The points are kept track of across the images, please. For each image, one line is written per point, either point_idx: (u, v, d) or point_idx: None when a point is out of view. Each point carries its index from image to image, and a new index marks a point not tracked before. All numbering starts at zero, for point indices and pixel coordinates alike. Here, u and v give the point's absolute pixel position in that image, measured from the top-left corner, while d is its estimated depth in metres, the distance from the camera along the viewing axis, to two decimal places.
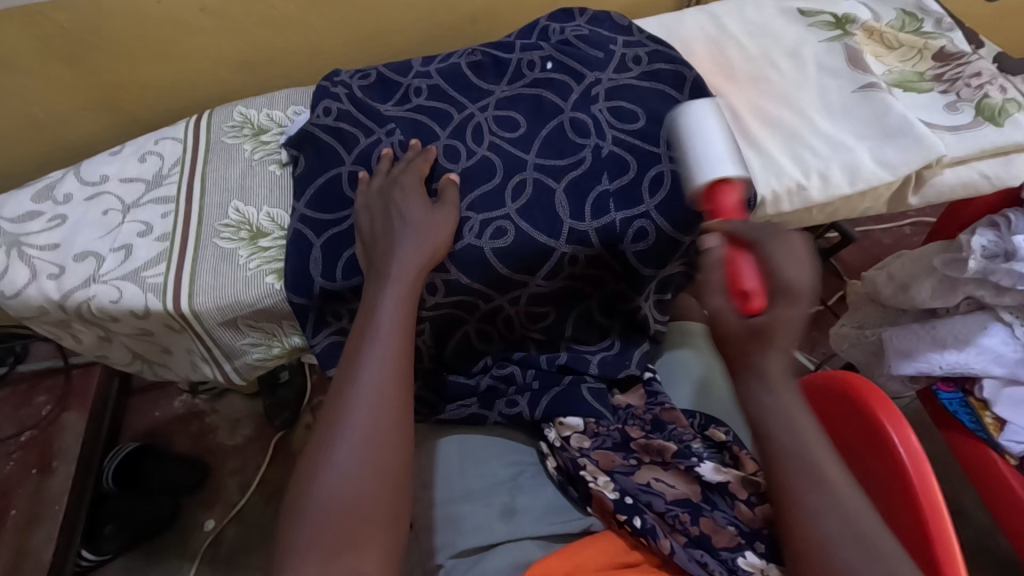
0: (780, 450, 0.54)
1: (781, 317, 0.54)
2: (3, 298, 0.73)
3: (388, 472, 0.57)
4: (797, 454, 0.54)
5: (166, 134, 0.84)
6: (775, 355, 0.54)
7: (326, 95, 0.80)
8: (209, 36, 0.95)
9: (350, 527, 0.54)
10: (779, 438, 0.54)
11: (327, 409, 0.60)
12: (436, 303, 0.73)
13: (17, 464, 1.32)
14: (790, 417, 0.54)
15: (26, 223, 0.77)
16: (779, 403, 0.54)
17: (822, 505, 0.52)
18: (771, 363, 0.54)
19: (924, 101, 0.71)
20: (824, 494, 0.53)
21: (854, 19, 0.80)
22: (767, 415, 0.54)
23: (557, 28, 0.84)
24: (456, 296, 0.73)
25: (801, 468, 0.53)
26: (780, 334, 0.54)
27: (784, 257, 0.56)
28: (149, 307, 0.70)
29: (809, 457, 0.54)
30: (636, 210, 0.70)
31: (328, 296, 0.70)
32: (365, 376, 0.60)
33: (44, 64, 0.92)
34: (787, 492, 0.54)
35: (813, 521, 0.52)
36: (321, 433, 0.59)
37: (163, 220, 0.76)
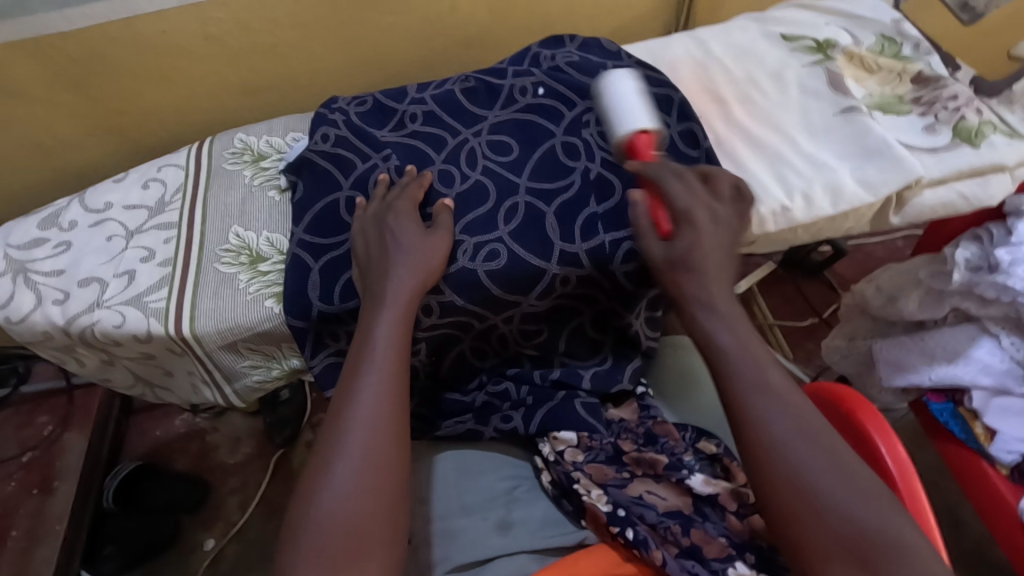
0: (733, 364, 0.59)
1: (698, 242, 0.62)
2: (9, 323, 0.75)
3: (386, 492, 0.58)
4: (742, 363, 0.59)
5: (168, 160, 0.86)
6: (704, 279, 0.61)
7: (325, 122, 0.83)
8: (211, 64, 0.98)
9: (348, 547, 0.55)
10: (725, 351, 0.59)
11: (326, 431, 0.61)
12: (431, 324, 0.75)
13: (19, 484, 1.36)
14: (736, 334, 0.60)
15: (32, 250, 0.79)
16: (722, 321, 0.60)
17: (768, 409, 0.57)
18: (710, 286, 0.61)
19: (903, 123, 0.73)
20: (769, 400, 0.57)
21: (835, 44, 0.82)
22: (716, 334, 0.60)
23: (548, 55, 0.87)
24: (452, 316, 0.74)
25: (748, 380, 0.58)
26: (702, 259, 0.62)
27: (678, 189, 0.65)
28: (151, 331, 0.72)
29: (756, 372, 0.58)
30: (623, 231, 0.71)
31: (326, 318, 0.72)
32: (362, 396, 0.61)
33: (52, 94, 0.95)
34: (738, 403, 0.58)
35: (768, 429, 0.56)
36: (321, 453, 0.60)
37: (166, 246, 0.78)
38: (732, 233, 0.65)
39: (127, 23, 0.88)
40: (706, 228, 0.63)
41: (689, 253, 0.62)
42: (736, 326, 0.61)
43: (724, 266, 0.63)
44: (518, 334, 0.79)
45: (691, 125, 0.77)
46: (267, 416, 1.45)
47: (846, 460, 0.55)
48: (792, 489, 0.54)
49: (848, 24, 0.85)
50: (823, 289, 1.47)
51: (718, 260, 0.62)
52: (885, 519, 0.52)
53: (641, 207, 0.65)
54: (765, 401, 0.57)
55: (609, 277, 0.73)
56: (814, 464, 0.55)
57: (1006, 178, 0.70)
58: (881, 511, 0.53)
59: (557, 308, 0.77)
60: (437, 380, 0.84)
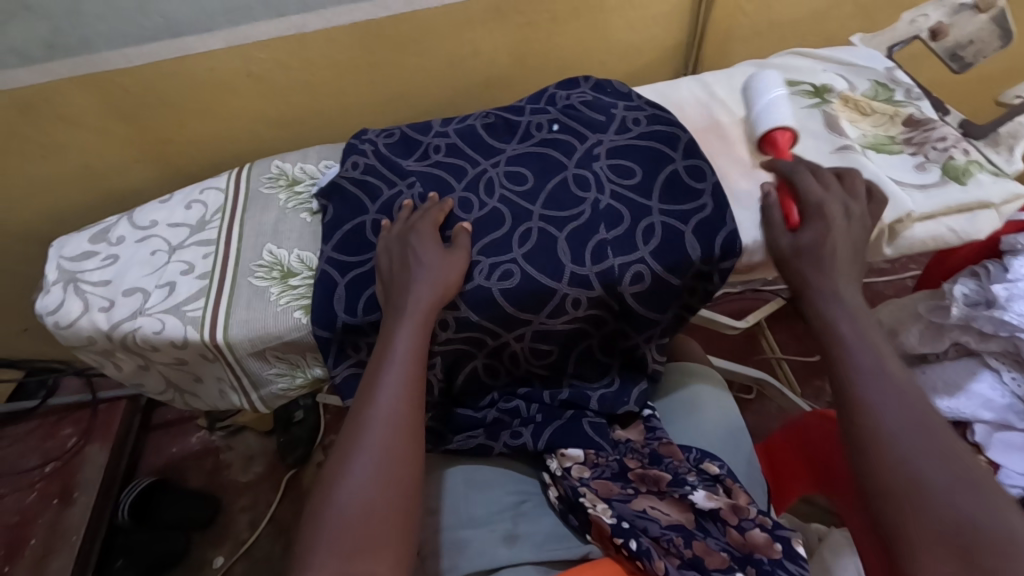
0: (846, 355, 0.63)
1: (823, 232, 0.70)
2: (58, 328, 0.81)
3: (401, 486, 0.62)
4: (857, 353, 0.63)
5: (210, 184, 0.94)
6: (827, 271, 0.68)
7: (355, 151, 0.90)
8: (251, 99, 1.06)
9: (363, 533, 0.58)
10: (838, 339, 0.65)
11: (348, 427, 0.65)
12: (448, 338, 0.79)
13: (40, 494, 1.40)
14: (855, 325, 0.65)
15: (82, 262, 0.86)
16: (845, 311, 0.66)
17: (876, 392, 0.61)
18: (828, 280, 0.68)
19: (894, 161, 0.78)
20: (887, 389, 0.61)
21: (831, 89, 0.87)
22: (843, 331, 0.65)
23: (564, 94, 0.94)
24: (467, 332, 0.78)
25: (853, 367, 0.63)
26: (830, 251, 0.69)
27: (813, 186, 0.74)
28: (187, 337, 0.77)
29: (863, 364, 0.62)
30: (631, 255, 0.76)
31: (349, 330, 0.76)
32: (382, 394, 0.66)
33: (105, 123, 1.03)
34: (853, 388, 0.62)
35: (879, 408, 0.60)
36: (342, 448, 0.64)
37: (204, 260, 0.84)
38: (864, 233, 0.70)
39: (179, 61, 0.98)
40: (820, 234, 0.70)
41: (806, 261, 0.70)
42: (855, 316, 0.66)
43: (852, 275, 0.68)
44: (530, 354, 0.83)
45: (694, 161, 0.82)
46: (281, 436, 1.49)
47: (954, 455, 0.57)
48: (890, 467, 0.57)
49: (843, 71, 0.91)
50: None
51: (845, 254, 0.69)
52: (986, 508, 0.54)
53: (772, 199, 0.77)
54: (873, 385, 0.61)
55: (618, 299, 0.77)
56: (919, 450, 0.57)
57: (993, 214, 0.74)
58: (982, 497, 0.55)
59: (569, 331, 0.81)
60: (452, 395, 0.87)
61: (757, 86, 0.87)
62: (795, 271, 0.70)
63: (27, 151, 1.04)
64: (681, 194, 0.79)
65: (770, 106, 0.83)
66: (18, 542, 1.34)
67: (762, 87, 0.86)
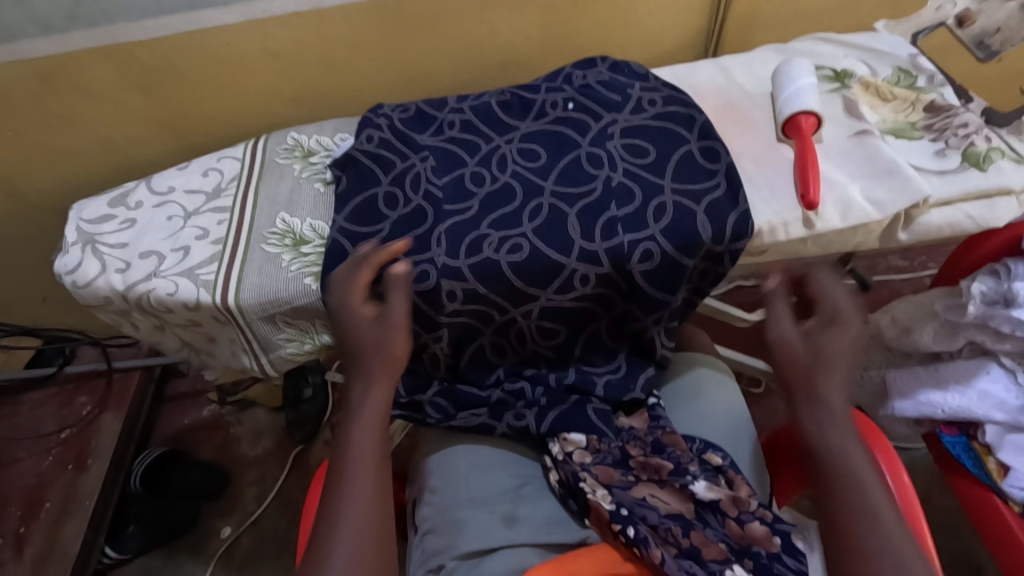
0: (852, 489, 0.59)
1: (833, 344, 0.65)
2: (76, 288, 0.83)
3: None
4: (852, 490, 0.59)
5: (227, 153, 0.95)
6: (831, 383, 0.63)
7: (370, 125, 0.90)
8: (269, 74, 1.07)
9: None
10: (846, 464, 0.60)
11: (318, 533, 0.62)
12: (453, 312, 0.78)
13: (55, 459, 1.43)
14: (848, 450, 0.61)
15: (101, 225, 0.88)
16: (839, 424, 0.62)
17: (873, 537, 0.57)
18: (832, 396, 0.63)
19: (913, 147, 0.77)
20: (881, 536, 0.57)
21: (852, 74, 0.86)
22: (852, 456, 0.60)
23: (580, 74, 0.93)
24: (473, 307, 0.78)
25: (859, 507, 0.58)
26: (834, 365, 0.64)
27: (828, 283, 0.70)
28: (200, 300, 0.78)
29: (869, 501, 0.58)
30: (641, 233, 0.75)
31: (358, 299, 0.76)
32: (349, 504, 0.63)
33: (126, 95, 1.05)
34: (847, 530, 0.58)
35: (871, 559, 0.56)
36: (314, 557, 0.60)
37: (219, 226, 0.85)
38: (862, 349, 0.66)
39: (198, 34, 0.99)
40: (820, 335, 0.65)
41: (812, 366, 0.64)
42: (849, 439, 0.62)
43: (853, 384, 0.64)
44: (536, 334, 0.82)
45: (710, 143, 0.82)
46: (289, 413, 1.49)
47: None
48: None
49: (865, 56, 0.89)
50: None
51: (846, 368, 0.64)
52: None
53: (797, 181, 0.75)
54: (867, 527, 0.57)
55: (626, 276, 0.76)
56: None
57: (1013, 201, 0.72)
58: None
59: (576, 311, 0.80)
60: (456, 369, 0.86)
61: (788, 70, 0.84)
62: (794, 376, 0.65)
63: (50, 122, 1.06)
64: (694, 175, 0.78)
65: (799, 90, 0.81)
66: (33, 505, 1.37)
67: (790, 74, 0.84)
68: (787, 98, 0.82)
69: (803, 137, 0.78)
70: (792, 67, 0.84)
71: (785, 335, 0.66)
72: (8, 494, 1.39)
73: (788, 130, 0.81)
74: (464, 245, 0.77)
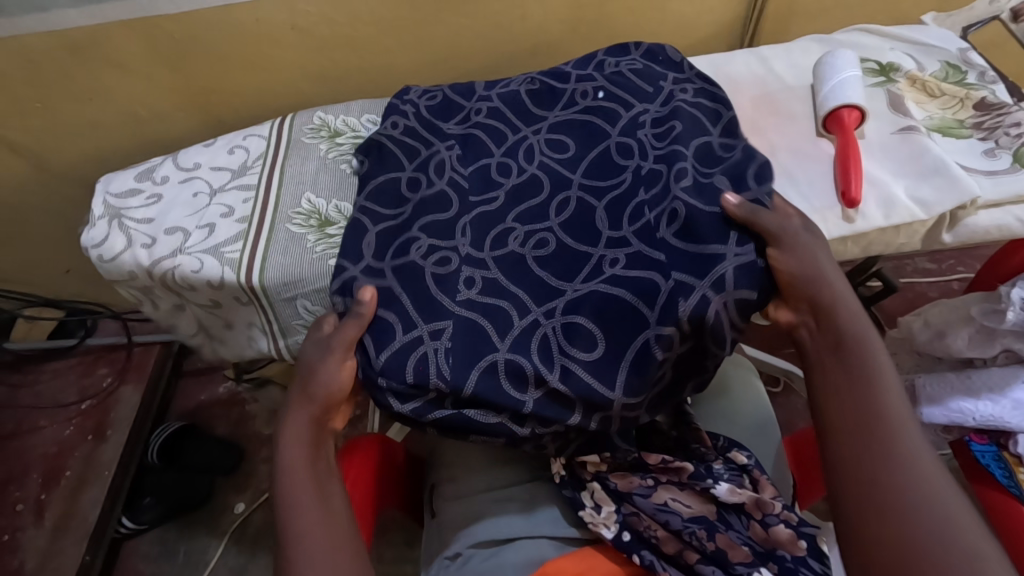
0: (863, 382, 0.60)
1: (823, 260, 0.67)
2: (102, 262, 0.83)
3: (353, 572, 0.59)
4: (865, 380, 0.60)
5: (253, 131, 0.94)
6: (836, 291, 0.66)
7: (396, 112, 0.89)
8: (297, 52, 1.06)
9: None
10: (861, 366, 0.61)
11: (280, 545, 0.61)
12: (467, 300, 0.71)
13: (75, 429, 1.45)
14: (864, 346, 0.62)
15: (127, 199, 0.87)
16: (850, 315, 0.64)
17: (884, 429, 0.58)
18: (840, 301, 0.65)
19: (962, 147, 0.74)
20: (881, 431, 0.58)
21: (898, 68, 0.83)
22: (871, 353, 0.62)
23: (612, 61, 0.91)
24: (487, 300, 0.71)
25: (868, 404, 0.59)
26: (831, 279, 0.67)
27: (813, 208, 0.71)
28: (224, 278, 0.78)
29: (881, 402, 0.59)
30: (664, 203, 0.73)
31: (367, 271, 0.75)
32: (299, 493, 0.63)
33: (155, 69, 1.05)
34: (854, 410, 0.59)
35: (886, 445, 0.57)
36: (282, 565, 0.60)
37: (244, 205, 0.85)
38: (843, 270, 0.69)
39: (227, 9, 0.98)
40: (819, 250, 0.68)
41: (821, 273, 0.66)
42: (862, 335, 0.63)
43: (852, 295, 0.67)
44: (566, 342, 0.68)
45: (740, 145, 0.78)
46: None
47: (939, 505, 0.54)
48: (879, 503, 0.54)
49: (912, 50, 0.86)
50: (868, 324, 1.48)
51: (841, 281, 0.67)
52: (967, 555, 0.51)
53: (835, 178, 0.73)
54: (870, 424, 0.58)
55: (654, 242, 0.71)
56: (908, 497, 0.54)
57: None
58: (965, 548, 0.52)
59: (610, 301, 0.69)
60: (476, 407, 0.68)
61: (831, 60, 0.81)
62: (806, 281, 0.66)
63: (77, 94, 1.06)
64: (716, 159, 0.76)
65: (842, 82, 0.78)
66: (54, 472, 1.39)
67: (834, 65, 0.81)
68: (830, 90, 0.79)
69: (846, 133, 0.75)
70: (834, 56, 0.82)
71: (800, 241, 0.67)
72: (30, 461, 1.41)
73: (828, 125, 0.78)
74: (489, 237, 0.75)
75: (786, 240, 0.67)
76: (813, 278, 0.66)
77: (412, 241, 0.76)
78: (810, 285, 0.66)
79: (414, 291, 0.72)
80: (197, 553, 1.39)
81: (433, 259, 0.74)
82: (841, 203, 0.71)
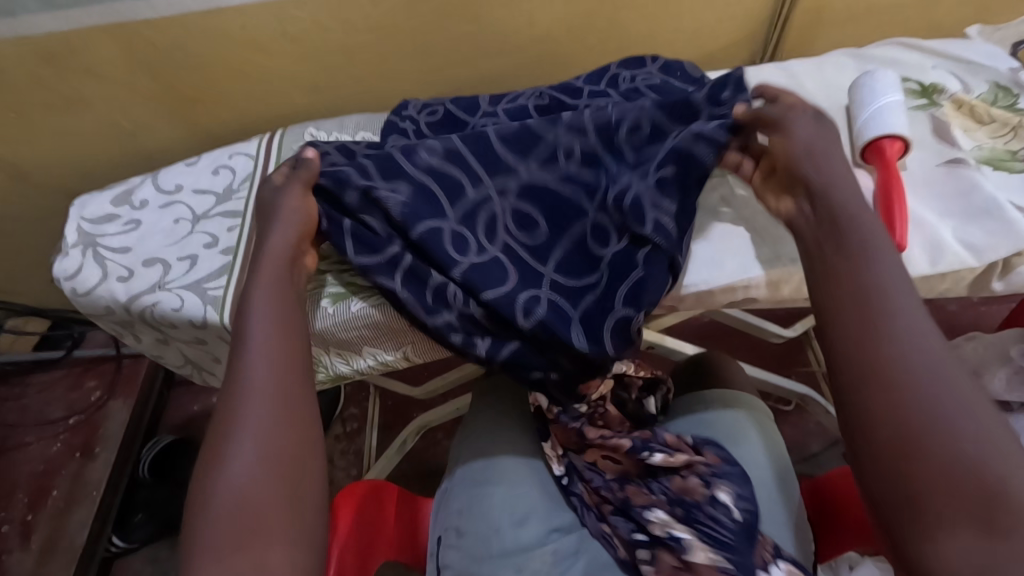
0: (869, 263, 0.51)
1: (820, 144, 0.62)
2: (75, 295, 0.77)
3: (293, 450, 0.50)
4: (875, 265, 0.50)
5: (239, 149, 0.87)
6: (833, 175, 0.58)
7: (395, 130, 0.83)
8: (288, 60, 0.99)
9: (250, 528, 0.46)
10: (859, 251, 0.52)
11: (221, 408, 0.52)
12: (426, 170, 0.68)
13: (63, 446, 1.40)
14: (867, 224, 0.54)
15: (103, 225, 0.81)
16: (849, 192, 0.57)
17: (898, 320, 0.47)
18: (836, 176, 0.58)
19: (1014, 183, 0.67)
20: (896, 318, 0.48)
21: (942, 90, 0.76)
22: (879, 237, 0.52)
23: (628, 76, 0.85)
24: (448, 167, 0.69)
25: (866, 294, 0.49)
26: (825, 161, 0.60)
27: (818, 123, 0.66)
28: (207, 318, 0.72)
29: (881, 288, 0.49)
30: (636, 105, 0.71)
31: (342, 149, 0.73)
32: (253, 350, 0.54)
33: (134, 77, 0.97)
34: (853, 285, 0.50)
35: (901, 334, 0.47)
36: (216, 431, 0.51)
37: (229, 233, 0.78)
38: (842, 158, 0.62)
39: (211, 15, 0.90)
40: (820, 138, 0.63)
41: (815, 153, 0.61)
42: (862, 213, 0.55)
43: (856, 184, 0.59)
44: (511, 208, 0.68)
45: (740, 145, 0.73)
46: None
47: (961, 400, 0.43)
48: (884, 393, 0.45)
49: (957, 69, 0.79)
50: None
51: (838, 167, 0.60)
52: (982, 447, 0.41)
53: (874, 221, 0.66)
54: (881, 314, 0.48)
55: (616, 153, 0.70)
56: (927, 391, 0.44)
57: None
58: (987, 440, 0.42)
59: (553, 191, 0.70)
60: (424, 254, 0.66)
61: (866, 82, 0.75)
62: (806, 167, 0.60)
63: (53, 103, 0.99)
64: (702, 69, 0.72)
65: (883, 109, 0.71)
66: (40, 491, 1.34)
67: (872, 87, 0.73)
68: (870, 116, 0.71)
69: (887, 165, 0.68)
70: (870, 77, 0.75)
71: (798, 126, 0.64)
72: (15, 480, 1.36)
73: (863, 157, 0.71)
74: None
75: (784, 121, 0.64)
76: (810, 151, 0.61)
77: (383, 139, 0.77)
78: (800, 171, 0.60)
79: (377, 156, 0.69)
80: None
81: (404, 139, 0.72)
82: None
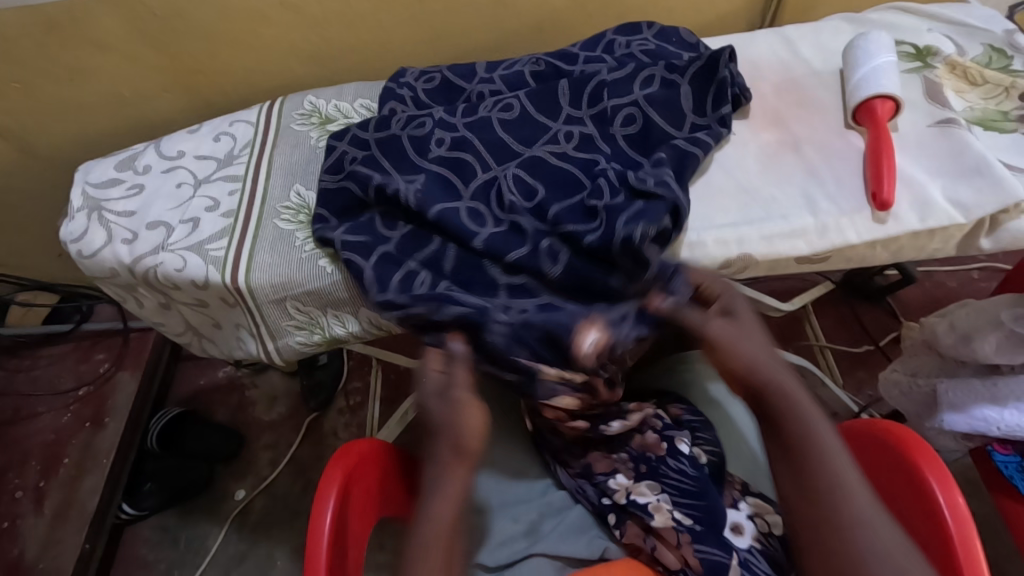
0: (808, 446, 0.54)
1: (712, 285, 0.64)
2: (82, 258, 0.79)
3: None
4: (804, 431, 0.55)
5: (240, 117, 0.88)
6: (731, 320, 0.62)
7: (392, 97, 0.84)
8: (287, 30, 1.00)
9: None
10: (829, 504, 0.52)
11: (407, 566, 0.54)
12: (438, 157, 0.75)
13: (73, 416, 1.43)
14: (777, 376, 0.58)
15: (107, 190, 0.83)
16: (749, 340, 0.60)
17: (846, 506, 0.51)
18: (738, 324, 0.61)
19: (1005, 142, 0.68)
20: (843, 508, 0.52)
21: (936, 52, 0.76)
22: (799, 405, 0.56)
23: (623, 41, 0.85)
24: (457, 158, 0.75)
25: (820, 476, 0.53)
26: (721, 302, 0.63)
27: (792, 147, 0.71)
28: (209, 279, 0.74)
29: (849, 513, 0.51)
30: (626, 98, 0.75)
31: (356, 142, 0.79)
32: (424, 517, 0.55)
33: (137, 47, 0.98)
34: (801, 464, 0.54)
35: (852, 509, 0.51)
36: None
37: (230, 197, 0.80)
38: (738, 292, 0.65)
39: None
40: (744, 336, 0.60)
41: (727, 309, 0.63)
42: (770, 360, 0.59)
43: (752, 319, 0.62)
44: (515, 186, 0.72)
45: (734, 121, 0.76)
46: (305, 380, 1.48)
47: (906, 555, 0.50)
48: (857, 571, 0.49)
49: (952, 32, 0.79)
50: (885, 315, 1.42)
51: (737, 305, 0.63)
52: None
53: (865, 180, 0.67)
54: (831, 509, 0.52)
55: (609, 142, 0.74)
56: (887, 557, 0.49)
57: None
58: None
59: (554, 168, 0.73)
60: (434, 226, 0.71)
61: (861, 44, 0.75)
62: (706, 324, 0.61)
63: (57, 74, 1.00)
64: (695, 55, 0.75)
65: (876, 69, 0.71)
66: (52, 459, 1.37)
67: (865, 49, 0.74)
68: (864, 77, 0.72)
69: (878, 126, 0.69)
70: (864, 40, 0.75)
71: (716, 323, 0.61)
72: (27, 449, 1.39)
73: (857, 118, 0.72)
74: (464, 107, 0.79)
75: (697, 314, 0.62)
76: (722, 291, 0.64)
77: (393, 117, 0.80)
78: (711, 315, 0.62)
79: (394, 154, 0.76)
80: (198, 540, 1.38)
81: (412, 127, 0.78)
82: (871, 204, 0.66)
